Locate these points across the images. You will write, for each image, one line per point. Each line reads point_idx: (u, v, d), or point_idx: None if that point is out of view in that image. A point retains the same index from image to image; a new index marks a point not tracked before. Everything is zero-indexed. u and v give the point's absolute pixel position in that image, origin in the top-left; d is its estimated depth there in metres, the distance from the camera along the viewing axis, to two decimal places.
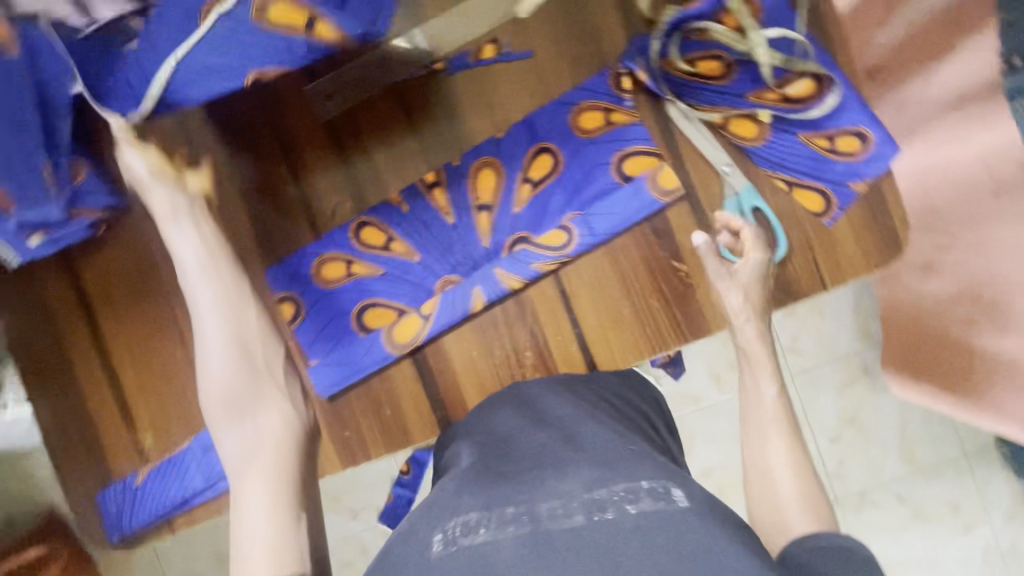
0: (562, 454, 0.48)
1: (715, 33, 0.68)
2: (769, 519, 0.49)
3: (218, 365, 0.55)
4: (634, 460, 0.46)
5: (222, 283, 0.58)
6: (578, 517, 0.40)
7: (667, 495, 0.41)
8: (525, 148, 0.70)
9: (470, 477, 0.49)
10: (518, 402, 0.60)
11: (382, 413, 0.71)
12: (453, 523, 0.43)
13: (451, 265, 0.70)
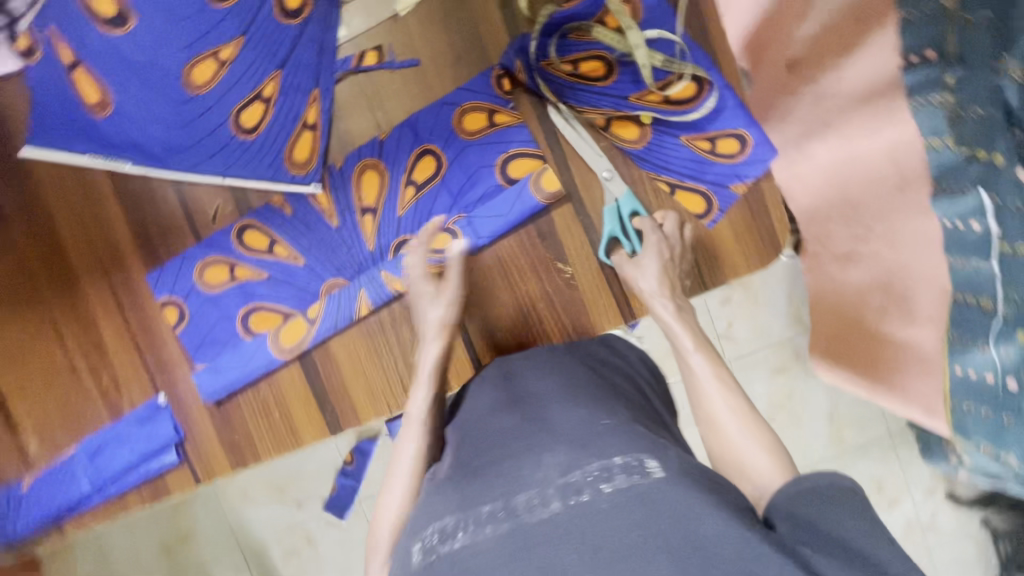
0: (532, 434, 0.47)
1: (597, 33, 0.67)
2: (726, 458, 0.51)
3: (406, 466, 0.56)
4: (605, 435, 0.44)
5: (427, 378, 0.61)
6: (554, 505, 0.40)
7: (641, 469, 0.40)
8: (410, 149, 0.70)
9: (451, 472, 0.48)
10: (501, 378, 0.57)
11: (271, 415, 0.71)
12: (433, 530, 0.42)
13: (337, 269, 0.70)
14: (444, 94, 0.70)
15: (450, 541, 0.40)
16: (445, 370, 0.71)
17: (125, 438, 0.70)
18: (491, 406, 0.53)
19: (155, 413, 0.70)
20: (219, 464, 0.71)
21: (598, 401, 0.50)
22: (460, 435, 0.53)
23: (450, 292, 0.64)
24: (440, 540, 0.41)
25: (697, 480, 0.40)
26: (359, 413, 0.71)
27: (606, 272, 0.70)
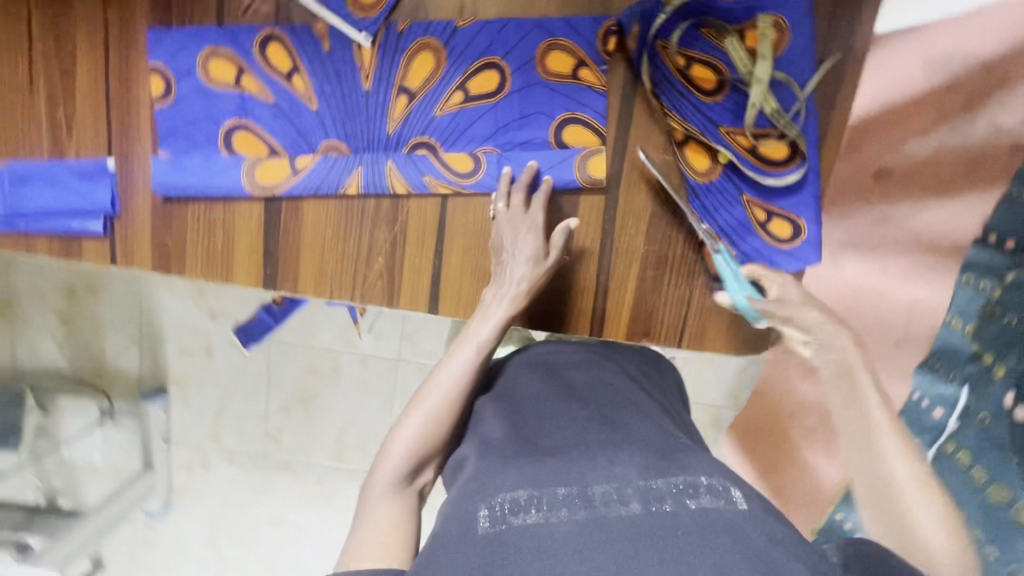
0: (597, 430, 0.45)
1: (732, 44, 0.59)
2: (900, 533, 0.37)
3: (464, 369, 0.51)
4: (686, 454, 0.42)
5: (516, 291, 0.57)
6: (634, 507, 0.36)
7: (727, 496, 0.37)
8: (479, 53, 0.61)
9: (507, 447, 0.44)
10: (546, 362, 0.56)
11: (212, 239, 0.66)
12: (502, 497, 0.38)
13: (345, 134, 0.63)
14: (543, 12, 0.60)
15: (522, 515, 0.36)
16: (400, 288, 0.68)
17: (58, 181, 0.65)
18: (553, 392, 0.51)
19: (99, 173, 0.65)
20: (141, 257, 0.67)
21: (661, 422, 0.48)
22: (512, 402, 0.50)
23: (534, 240, 0.59)
24: (511, 511, 0.37)
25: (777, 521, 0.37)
26: (298, 284, 0.68)
27: (599, 280, 0.68)
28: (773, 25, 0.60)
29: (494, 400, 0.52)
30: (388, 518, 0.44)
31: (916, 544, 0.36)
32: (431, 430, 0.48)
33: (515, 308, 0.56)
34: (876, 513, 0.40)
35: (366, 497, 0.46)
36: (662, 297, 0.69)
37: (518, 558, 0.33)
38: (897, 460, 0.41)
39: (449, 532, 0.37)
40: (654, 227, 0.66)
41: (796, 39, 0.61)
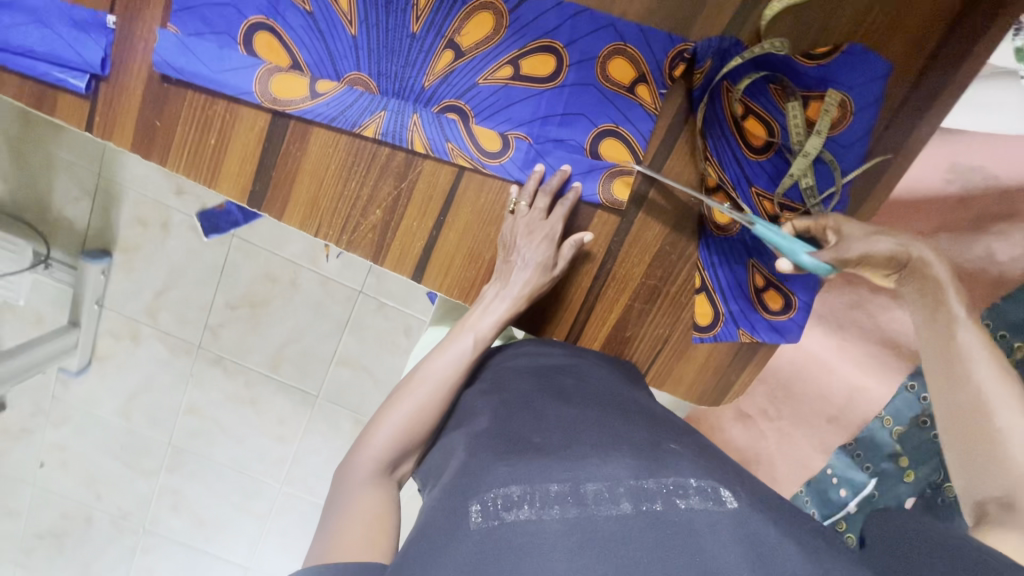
0: (587, 433, 0.53)
1: (791, 108, 0.58)
2: (994, 479, 0.43)
3: (435, 376, 0.61)
4: (675, 458, 0.50)
5: (499, 299, 0.62)
6: (625, 506, 0.45)
7: (716, 497, 0.45)
8: (541, 33, 0.57)
9: (503, 444, 0.53)
10: (537, 369, 0.64)
11: (205, 136, 0.61)
12: (494, 495, 0.46)
13: (377, 71, 0.58)
14: (619, 12, 0.56)
15: (516, 511, 0.45)
16: (391, 246, 0.65)
17: (37, 17, 0.56)
18: (549, 397, 0.59)
19: (91, 28, 0.57)
20: (119, 130, 0.60)
21: (647, 428, 0.56)
22: (508, 403, 0.59)
23: (545, 249, 0.61)
24: (503, 508, 0.45)
25: (767, 518, 0.45)
26: (286, 210, 0.64)
27: (588, 296, 0.68)
28: (838, 104, 0.57)
29: (493, 399, 0.60)
30: (371, 507, 0.52)
31: (1012, 490, 0.42)
32: (412, 424, 0.58)
33: (513, 309, 0.62)
34: (964, 453, 0.46)
35: (350, 489, 0.54)
36: (642, 330, 0.70)
37: (512, 552, 0.42)
38: (997, 404, 0.45)
39: (449, 522, 0.45)
40: (656, 264, 0.66)
41: (855, 125, 0.58)
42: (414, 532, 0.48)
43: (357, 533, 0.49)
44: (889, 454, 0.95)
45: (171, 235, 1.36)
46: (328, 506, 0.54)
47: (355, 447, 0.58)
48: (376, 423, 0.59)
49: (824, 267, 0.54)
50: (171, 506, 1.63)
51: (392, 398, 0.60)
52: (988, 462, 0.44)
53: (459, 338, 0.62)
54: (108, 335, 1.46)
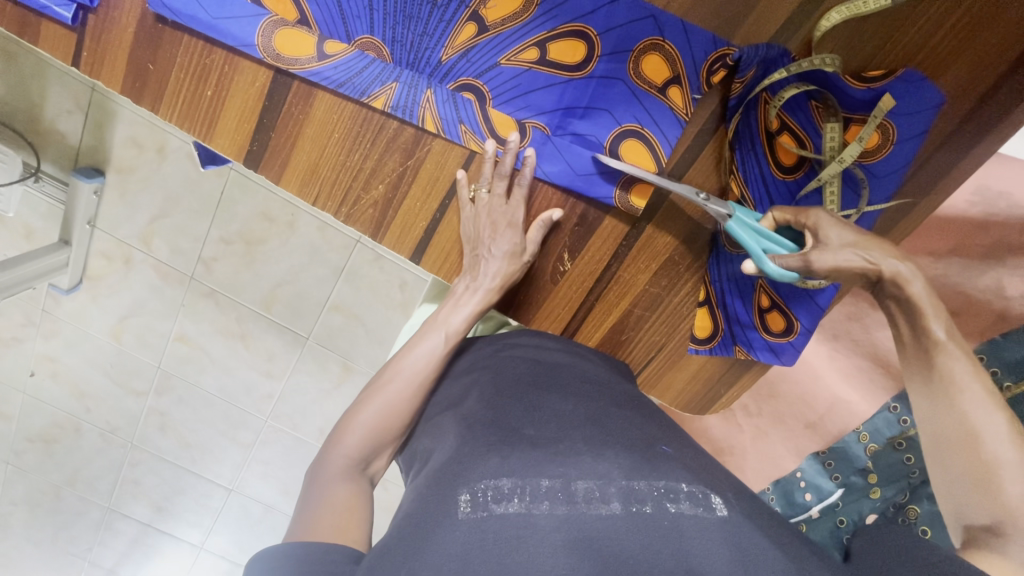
0: (577, 429, 0.53)
1: (830, 129, 0.53)
2: (984, 506, 0.43)
3: (405, 372, 0.61)
4: (667, 462, 0.50)
5: (473, 294, 0.62)
6: (615, 506, 0.46)
7: (707, 503, 0.46)
8: (575, 16, 0.52)
9: (495, 433, 0.53)
10: (529, 359, 0.63)
11: (201, 86, 0.57)
12: (484, 486, 0.47)
13: (392, 37, 0.54)
14: (663, 3, 0.51)
15: (505, 504, 0.45)
16: (391, 223, 0.63)
17: None
18: (542, 388, 0.59)
19: None
20: (107, 68, 0.56)
21: (641, 425, 0.56)
22: (498, 391, 0.59)
23: (512, 237, 0.59)
24: (493, 500, 0.46)
25: (756, 527, 0.45)
26: (284, 174, 0.61)
27: (588, 296, 0.67)
28: (880, 129, 0.53)
29: (482, 387, 0.60)
30: (343, 498, 0.55)
31: (1001, 518, 0.41)
32: (381, 422, 0.60)
33: (484, 301, 0.62)
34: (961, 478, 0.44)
35: (324, 481, 0.57)
36: (638, 334, 0.70)
37: (500, 544, 0.43)
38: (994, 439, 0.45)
39: (439, 511, 0.46)
40: (662, 272, 0.65)
41: (895, 155, 0.54)
42: (403, 515, 0.49)
43: (329, 522, 0.52)
44: (860, 468, 0.99)
45: (167, 160, 1.32)
46: (304, 494, 0.56)
47: (329, 443, 0.60)
48: (348, 420, 0.61)
49: (789, 274, 0.53)
50: (159, 425, 1.67)
51: (364, 395, 0.62)
52: (978, 489, 0.43)
53: (430, 336, 0.62)
54: (98, 257, 1.43)
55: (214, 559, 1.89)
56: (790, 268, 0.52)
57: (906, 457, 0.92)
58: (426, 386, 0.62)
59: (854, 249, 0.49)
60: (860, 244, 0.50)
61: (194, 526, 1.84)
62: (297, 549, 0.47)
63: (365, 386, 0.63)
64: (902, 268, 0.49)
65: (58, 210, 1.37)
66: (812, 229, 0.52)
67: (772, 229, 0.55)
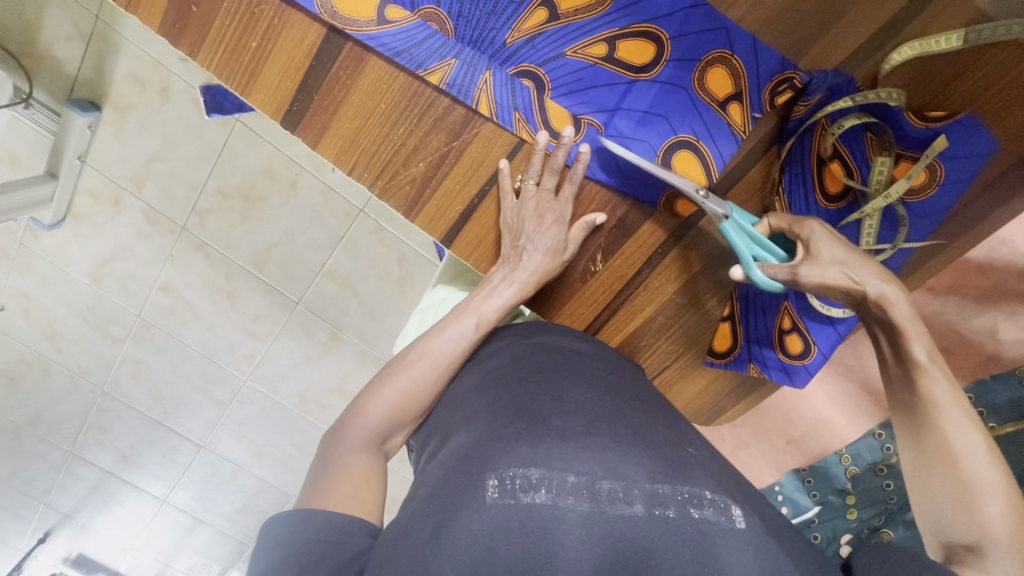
0: (603, 423, 0.54)
1: (880, 162, 0.54)
2: (964, 524, 0.45)
3: (430, 356, 0.62)
4: (691, 469, 0.51)
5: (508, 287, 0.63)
6: (638, 508, 0.46)
7: (728, 514, 0.47)
8: (649, 18, 0.52)
9: (525, 422, 0.54)
10: (555, 347, 0.64)
11: (245, 36, 0.54)
12: (513, 474, 0.48)
13: (458, 12, 0.53)
14: (737, 17, 0.51)
15: (532, 494, 0.47)
16: (426, 204, 0.62)
17: None
18: (567, 378, 0.60)
19: None
20: (144, 4, 0.52)
21: (666, 424, 0.57)
22: (522, 378, 0.60)
23: (557, 233, 0.60)
24: (521, 489, 0.47)
25: (773, 542, 0.47)
26: (321, 139, 0.59)
27: (615, 299, 0.67)
28: (929, 169, 0.53)
29: (504, 373, 0.61)
30: (360, 470, 0.56)
31: (979, 536, 0.44)
32: (403, 400, 0.61)
33: (520, 294, 0.63)
34: (946, 501, 0.47)
35: (342, 451, 0.58)
36: (657, 343, 0.71)
37: (526, 534, 0.44)
38: (973, 456, 0.47)
39: (466, 494, 0.47)
40: (692, 283, 0.65)
41: (938, 197, 0.55)
42: (428, 494, 0.51)
43: (346, 493, 0.54)
44: (838, 489, 1.03)
45: (170, 103, 1.27)
46: (320, 462, 0.58)
47: (350, 414, 0.62)
48: (371, 395, 0.62)
49: (774, 285, 0.56)
50: (132, 374, 1.63)
51: (389, 372, 0.63)
52: (962, 511, 0.46)
53: (461, 320, 0.63)
54: (85, 194, 1.36)
55: (175, 512, 1.88)
56: (776, 278, 0.55)
57: (885, 483, 0.96)
58: (450, 369, 0.63)
59: (844, 267, 0.51)
60: (849, 262, 0.52)
61: (159, 478, 1.81)
62: (313, 516, 0.50)
63: (388, 364, 0.65)
64: (888, 288, 0.51)
65: (46, 140, 1.30)
66: (805, 240, 0.54)
67: (767, 235, 0.57)
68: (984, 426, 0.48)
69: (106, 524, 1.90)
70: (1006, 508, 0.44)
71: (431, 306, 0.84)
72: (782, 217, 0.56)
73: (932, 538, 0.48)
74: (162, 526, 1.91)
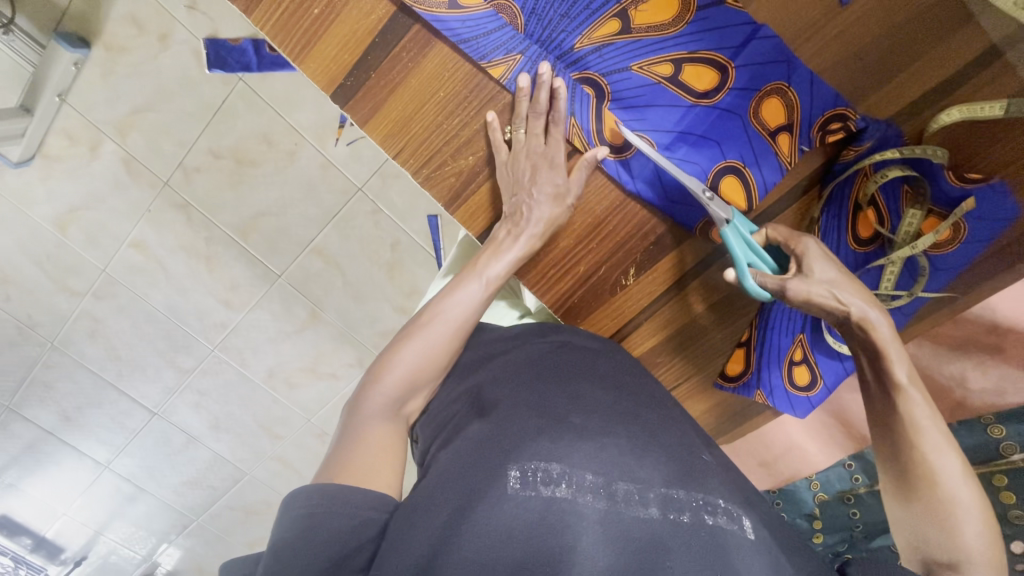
0: (620, 424, 0.55)
1: (911, 215, 0.56)
2: (945, 544, 0.52)
3: (441, 319, 0.63)
4: (706, 475, 0.53)
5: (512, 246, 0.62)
6: (653, 510, 0.48)
7: (739, 522, 0.50)
8: (716, 46, 0.53)
9: (545, 418, 0.55)
10: (557, 342, 0.66)
11: (308, 1, 0.52)
12: (535, 467, 0.50)
13: (531, 9, 0.53)
14: (806, 55, 0.53)
15: (552, 487, 0.49)
16: (467, 199, 0.63)
17: None
18: (584, 380, 0.61)
19: None
20: None
21: (683, 428, 0.59)
22: (537, 376, 0.61)
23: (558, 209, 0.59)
24: (542, 481, 0.49)
25: (779, 551, 0.50)
26: (372, 118, 0.58)
27: (640, 315, 0.70)
28: (953, 226, 0.56)
29: (520, 364, 0.63)
30: (379, 439, 0.57)
31: (957, 557, 0.52)
32: (416, 364, 0.61)
33: (525, 251, 0.62)
34: (923, 519, 0.54)
35: (361, 420, 0.59)
36: (672, 360, 0.75)
37: (546, 526, 0.46)
38: (951, 477, 0.54)
39: (487, 481, 0.49)
40: (713, 310, 0.68)
41: (961, 252, 0.58)
42: (441, 477, 0.52)
43: (366, 462, 0.55)
44: (806, 513, 1.08)
45: (168, 51, 1.18)
46: (343, 429, 0.59)
47: (367, 381, 0.62)
48: (388, 361, 0.62)
49: (762, 294, 0.57)
50: (88, 332, 1.52)
51: (402, 335, 0.63)
52: (939, 528, 0.53)
53: (468, 284, 0.63)
54: (61, 135, 1.23)
55: (117, 479, 1.80)
56: (765, 288, 0.57)
57: (852, 511, 1.01)
58: (464, 329, 0.63)
59: (832, 289, 0.54)
60: (839, 282, 0.54)
61: (103, 443, 1.72)
62: (333, 487, 0.51)
63: (404, 326, 0.65)
64: (870, 313, 0.54)
65: (21, 70, 1.17)
66: (799, 255, 0.56)
67: (761, 244, 0.59)
68: (961, 451, 0.55)
69: (37, 487, 1.78)
70: (979, 526, 0.52)
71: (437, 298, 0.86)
72: (781, 231, 0.58)
73: (911, 554, 0.55)
74: (101, 492, 1.82)
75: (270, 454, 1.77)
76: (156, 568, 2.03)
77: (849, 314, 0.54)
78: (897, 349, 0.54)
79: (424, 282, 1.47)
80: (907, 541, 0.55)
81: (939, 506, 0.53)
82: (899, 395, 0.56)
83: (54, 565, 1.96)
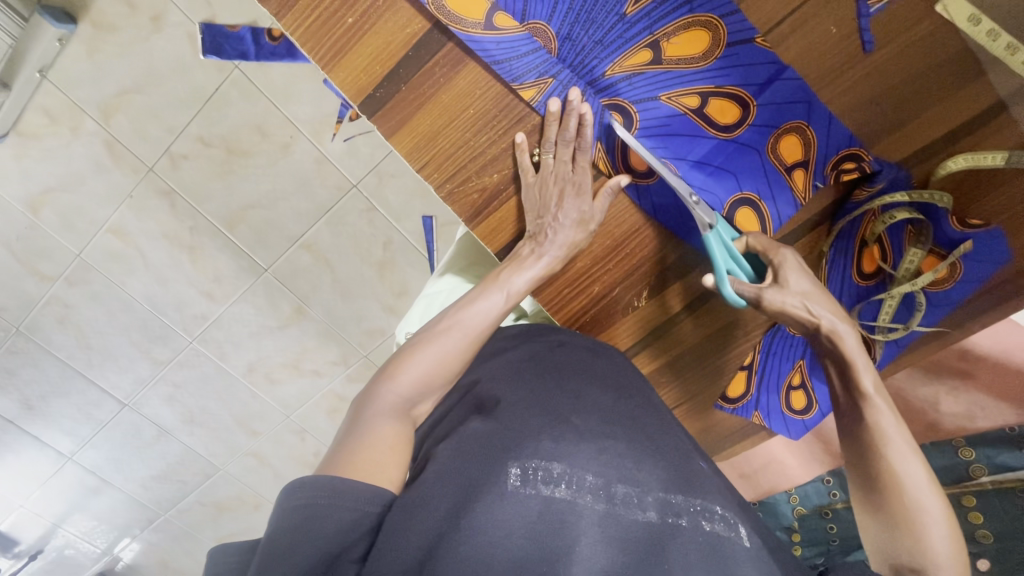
0: (619, 428, 0.57)
1: (912, 253, 0.60)
2: (912, 547, 0.55)
3: (461, 328, 0.63)
4: (701, 481, 0.55)
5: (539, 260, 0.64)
6: (650, 514, 0.50)
7: (735, 529, 0.51)
8: (741, 82, 0.53)
9: (547, 417, 0.55)
10: (552, 342, 0.67)
11: (342, 9, 0.51)
12: (537, 465, 0.50)
13: (566, 34, 0.53)
14: (827, 97, 0.53)
15: (552, 487, 0.49)
16: (489, 215, 0.65)
17: None
18: (583, 380, 0.62)
19: None
20: None
21: (680, 437, 0.61)
22: (539, 374, 0.61)
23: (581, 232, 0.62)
24: (542, 480, 0.50)
25: (772, 560, 0.51)
26: (399, 129, 0.58)
27: (647, 338, 0.72)
28: (949, 266, 0.59)
29: (526, 365, 0.63)
30: (387, 435, 0.56)
31: (922, 559, 0.54)
32: (431, 368, 0.62)
33: (547, 269, 0.64)
34: (892, 525, 0.57)
35: (370, 416, 0.58)
36: (672, 382, 0.77)
37: (547, 525, 0.47)
38: (918, 485, 0.56)
39: (488, 476, 0.49)
40: (715, 336, 0.71)
41: (954, 286, 0.61)
42: (439, 466, 0.51)
43: (371, 458, 0.53)
44: (785, 526, 1.11)
45: (161, 34, 1.13)
46: (350, 424, 0.58)
47: (380, 380, 0.61)
48: (403, 361, 0.62)
49: (739, 301, 0.61)
50: (57, 319, 1.44)
51: (419, 339, 0.63)
52: (908, 534, 0.55)
53: (490, 293, 0.65)
54: (38, 112, 1.17)
55: (80, 471, 1.72)
56: (743, 295, 0.60)
57: (829, 525, 1.04)
58: (479, 339, 0.64)
59: (806, 302, 0.59)
60: (812, 294, 0.59)
61: (67, 434, 1.65)
62: (339, 480, 0.50)
63: (419, 332, 0.65)
64: (840, 327, 0.59)
65: None
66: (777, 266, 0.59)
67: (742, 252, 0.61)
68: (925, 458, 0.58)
69: None
70: (944, 530, 0.55)
71: (438, 293, 0.85)
72: (759, 240, 0.60)
73: (882, 560, 0.57)
74: (62, 484, 1.74)
75: (245, 448, 1.73)
76: (117, 562, 1.96)
77: (821, 327, 0.59)
78: (863, 359, 0.59)
79: (414, 282, 1.46)
80: (877, 548, 0.58)
81: (908, 512, 0.56)
82: (865, 402, 0.60)
83: (6, 558, 1.87)
